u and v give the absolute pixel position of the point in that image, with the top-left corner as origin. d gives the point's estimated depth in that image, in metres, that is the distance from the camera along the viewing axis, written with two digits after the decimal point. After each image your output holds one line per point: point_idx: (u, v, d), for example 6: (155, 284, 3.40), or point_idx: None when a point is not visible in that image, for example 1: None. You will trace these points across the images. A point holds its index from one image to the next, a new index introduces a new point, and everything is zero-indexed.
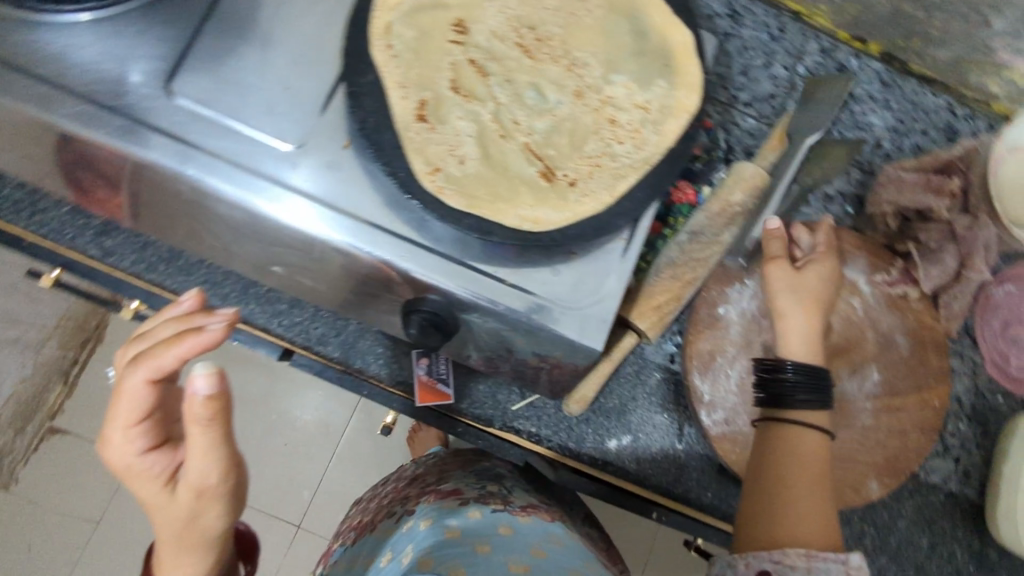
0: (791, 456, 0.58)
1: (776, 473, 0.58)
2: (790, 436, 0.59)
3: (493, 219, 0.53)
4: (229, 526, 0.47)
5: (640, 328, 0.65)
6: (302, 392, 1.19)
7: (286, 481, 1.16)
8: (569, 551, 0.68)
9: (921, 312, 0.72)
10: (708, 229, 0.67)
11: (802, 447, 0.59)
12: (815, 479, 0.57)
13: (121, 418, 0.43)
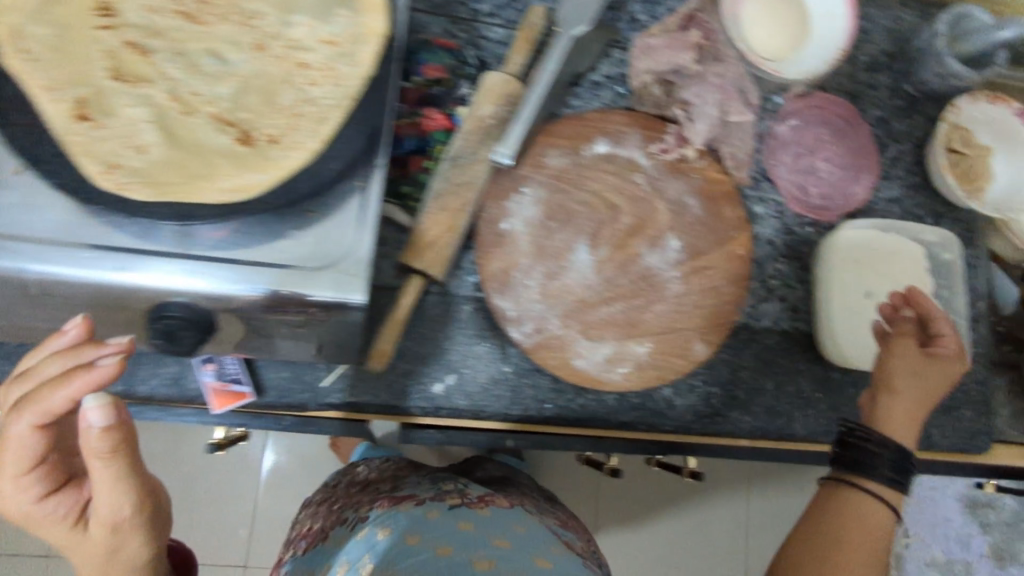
0: (839, 515, 0.61)
1: (864, 520, 0.60)
2: (861, 499, 0.61)
3: (191, 202, 0.50)
4: (156, 551, 0.51)
5: (420, 267, 0.64)
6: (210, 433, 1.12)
7: (218, 525, 1.11)
8: (531, 534, 0.70)
9: (706, 170, 0.72)
10: (464, 150, 0.65)
11: (863, 519, 0.60)
12: (861, 541, 0.60)
13: (10, 469, 0.44)
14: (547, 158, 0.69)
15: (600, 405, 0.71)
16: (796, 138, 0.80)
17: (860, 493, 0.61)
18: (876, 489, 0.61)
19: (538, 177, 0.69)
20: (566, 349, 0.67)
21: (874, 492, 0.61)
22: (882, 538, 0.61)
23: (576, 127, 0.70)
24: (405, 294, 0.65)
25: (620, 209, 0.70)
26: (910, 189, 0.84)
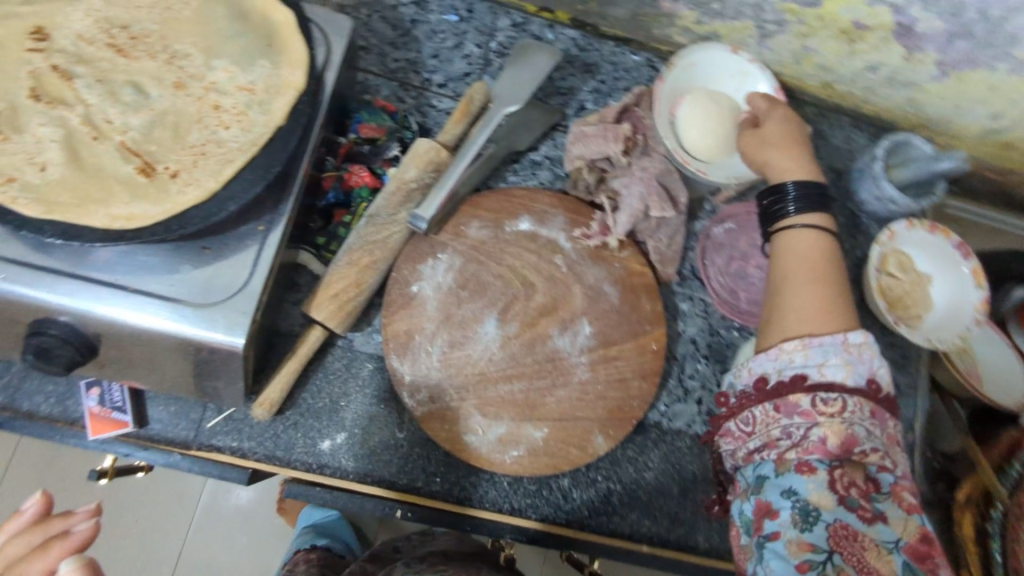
0: (790, 252, 0.64)
1: (790, 252, 0.64)
2: (791, 238, 0.65)
3: (79, 224, 0.49)
4: None
5: (319, 318, 0.63)
6: None
7: (142, 559, 1.05)
8: None
9: (627, 261, 0.73)
10: (383, 210, 0.66)
11: (799, 243, 0.64)
12: (817, 271, 0.62)
13: None
14: (468, 228, 0.70)
15: (492, 488, 0.68)
16: (730, 242, 0.81)
17: (787, 235, 0.65)
18: (801, 221, 0.65)
19: (456, 245, 0.69)
20: (458, 422, 0.64)
21: (803, 221, 0.65)
22: (824, 255, 0.63)
23: (502, 202, 0.72)
24: (302, 343, 0.64)
25: (536, 287, 0.70)
26: None
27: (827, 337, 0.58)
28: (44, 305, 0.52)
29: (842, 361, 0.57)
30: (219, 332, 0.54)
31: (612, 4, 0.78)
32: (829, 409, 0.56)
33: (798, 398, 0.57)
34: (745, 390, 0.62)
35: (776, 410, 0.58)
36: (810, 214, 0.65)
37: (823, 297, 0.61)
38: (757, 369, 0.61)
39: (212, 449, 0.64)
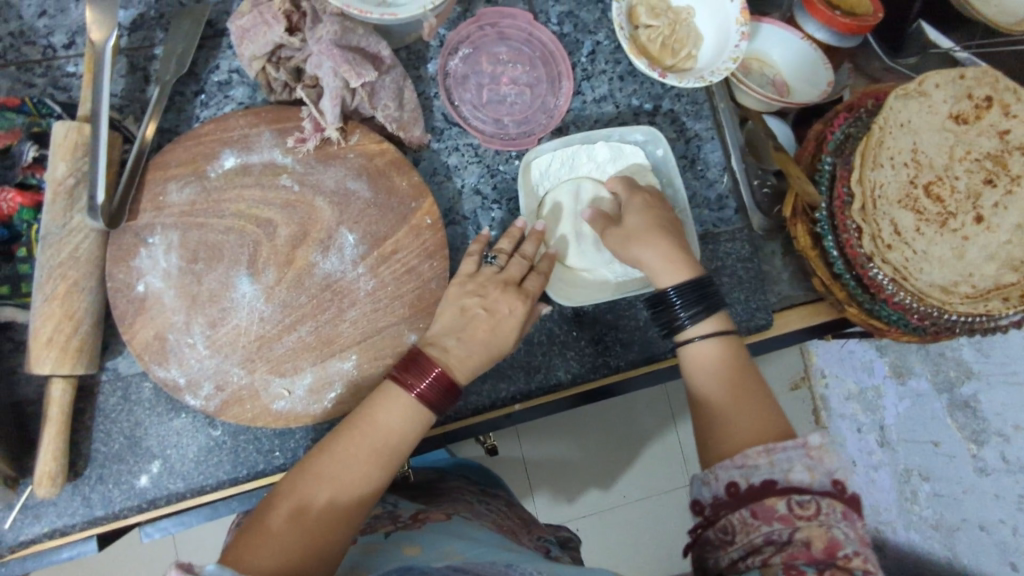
0: (699, 374, 0.59)
1: (701, 377, 0.58)
2: (698, 355, 0.59)
3: None
4: None
5: (48, 372, 0.56)
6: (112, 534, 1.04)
7: None
8: (484, 541, 0.67)
9: (361, 146, 0.64)
10: (52, 225, 0.56)
11: (709, 360, 0.58)
12: (742, 387, 0.56)
13: None
14: (167, 195, 0.60)
15: None
16: (471, 70, 0.73)
17: (689, 351, 0.60)
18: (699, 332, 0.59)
19: (164, 219, 0.60)
20: (259, 396, 0.60)
21: (705, 328, 0.59)
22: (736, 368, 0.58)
23: (190, 146, 0.61)
24: (51, 404, 0.57)
25: (276, 221, 0.62)
26: (618, 80, 0.76)
27: (785, 442, 0.51)
28: None
29: (806, 466, 0.49)
30: None
31: None
32: (807, 515, 0.48)
33: (773, 502, 0.48)
34: (715, 496, 0.52)
35: (752, 516, 0.49)
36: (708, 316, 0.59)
37: (764, 413, 0.54)
38: (724, 476, 0.52)
39: (28, 543, 0.59)
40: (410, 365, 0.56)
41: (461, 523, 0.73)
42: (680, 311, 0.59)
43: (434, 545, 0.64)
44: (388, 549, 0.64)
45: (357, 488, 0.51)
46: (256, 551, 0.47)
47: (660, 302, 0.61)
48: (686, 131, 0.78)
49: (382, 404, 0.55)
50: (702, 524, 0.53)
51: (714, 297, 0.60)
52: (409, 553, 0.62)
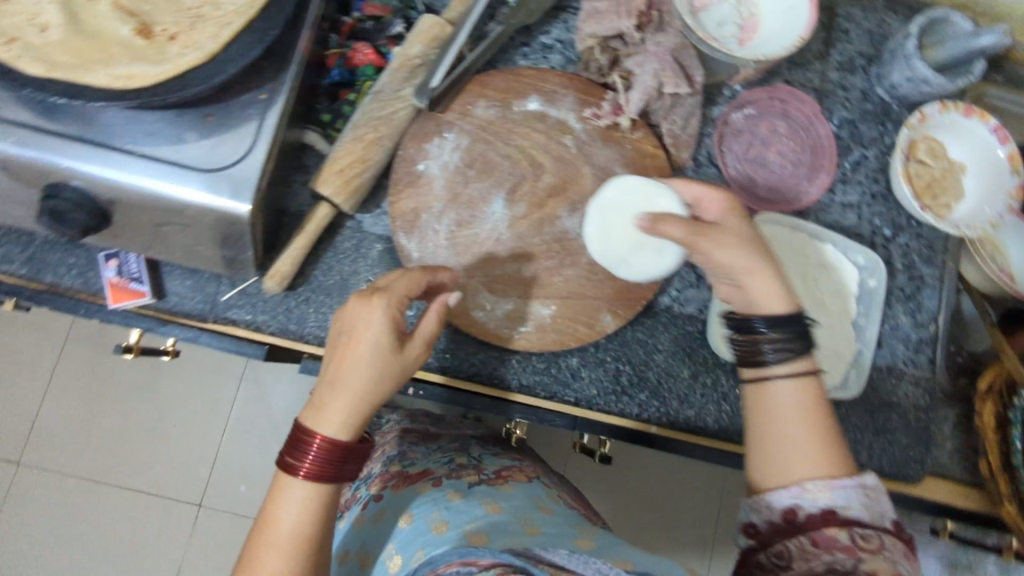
0: (771, 410, 0.54)
1: (766, 417, 0.54)
2: (776, 390, 0.54)
3: (80, 82, 0.51)
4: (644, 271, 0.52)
5: (326, 194, 0.64)
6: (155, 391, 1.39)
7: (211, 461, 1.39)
8: (561, 517, 0.68)
9: (639, 142, 0.71)
10: (388, 87, 0.65)
11: (785, 400, 0.54)
12: (816, 423, 0.53)
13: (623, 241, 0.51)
14: (475, 108, 0.69)
15: (500, 365, 0.70)
16: (749, 129, 0.78)
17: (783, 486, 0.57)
18: (786, 369, 0.54)
19: (463, 124, 0.68)
20: (465, 298, 0.66)
21: (792, 366, 0.54)
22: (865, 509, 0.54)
23: (511, 80, 0.70)
24: (312, 219, 0.65)
25: (545, 167, 0.69)
26: (870, 196, 0.80)
27: (846, 478, 0.51)
28: (58, 168, 0.54)
29: (864, 504, 0.50)
30: (222, 197, 0.56)
31: None
32: (869, 547, 0.48)
33: (835, 532, 0.49)
34: (769, 521, 0.52)
35: (812, 544, 0.49)
36: (800, 353, 0.54)
37: (813, 453, 0.52)
38: (780, 503, 0.51)
39: (227, 322, 0.66)
40: (295, 444, 0.53)
41: (539, 492, 0.75)
42: (764, 344, 0.55)
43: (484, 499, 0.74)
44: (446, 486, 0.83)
45: None
46: None
47: (745, 327, 0.56)
48: (912, 268, 0.79)
49: (285, 498, 0.52)
50: (752, 547, 0.52)
51: (797, 322, 0.55)
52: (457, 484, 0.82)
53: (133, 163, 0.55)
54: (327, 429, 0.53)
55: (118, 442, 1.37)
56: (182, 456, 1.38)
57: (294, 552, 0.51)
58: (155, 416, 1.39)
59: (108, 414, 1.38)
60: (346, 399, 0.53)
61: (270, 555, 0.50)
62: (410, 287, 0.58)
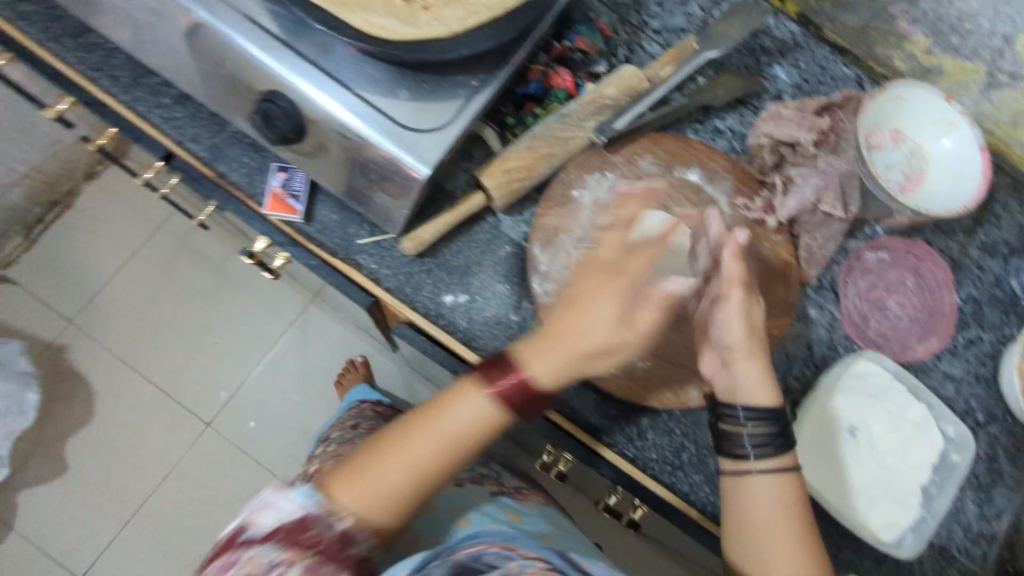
0: (748, 501, 0.59)
1: (750, 511, 0.59)
2: (755, 487, 0.59)
3: (341, 16, 0.57)
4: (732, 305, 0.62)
5: (487, 185, 0.68)
6: (230, 308, 1.62)
7: (207, 380, 1.58)
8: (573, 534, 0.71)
9: (777, 246, 0.73)
10: (575, 114, 0.70)
11: (762, 496, 0.59)
12: (784, 520, 0.58)
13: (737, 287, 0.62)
14: (641, 160, 0.72)
15: (575, 398, 0.71)
16: (879, 271, 0.78)
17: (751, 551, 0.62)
18: (759, 469, 0.59)
19: (625, 170, 0.72)
20: None
21: (766, 465, 0.60)
22: None
23: (682, 148, 0.73)
24: (465, 203, 0.69)
25: None
26: (974, 378, 0.79)
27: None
28: (285, 81, 0.60)
29: None
30: (409, 154, 0.60)
31: (845, 8, 0.79)
32: None
33: None
34: None
35: None
36: (774, 453, 0.60)
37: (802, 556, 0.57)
38: None
39: (353, 263, 0.70)
40: (488, 366, 0.61)
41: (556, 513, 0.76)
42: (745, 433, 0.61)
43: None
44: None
45: (410, 469, 0.58)
46: (344, 495, 0.58)
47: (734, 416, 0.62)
48: (994, 463, 0.78)
49: (453, 402, 0.60)
50: None
51: (786, 440, 0.60)
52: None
53: (346, 102, 0.60)
54: (543, 365, 0.60)
55: (176, 345, 1.59)
56: (221, 376, 1.59)
57: (436, 453, 0.59)
58: (219, 334, 1.60)
59: (185, 315, 1.60)
60: (603, 355, 0.60)
61: (428, 433, 0.59)
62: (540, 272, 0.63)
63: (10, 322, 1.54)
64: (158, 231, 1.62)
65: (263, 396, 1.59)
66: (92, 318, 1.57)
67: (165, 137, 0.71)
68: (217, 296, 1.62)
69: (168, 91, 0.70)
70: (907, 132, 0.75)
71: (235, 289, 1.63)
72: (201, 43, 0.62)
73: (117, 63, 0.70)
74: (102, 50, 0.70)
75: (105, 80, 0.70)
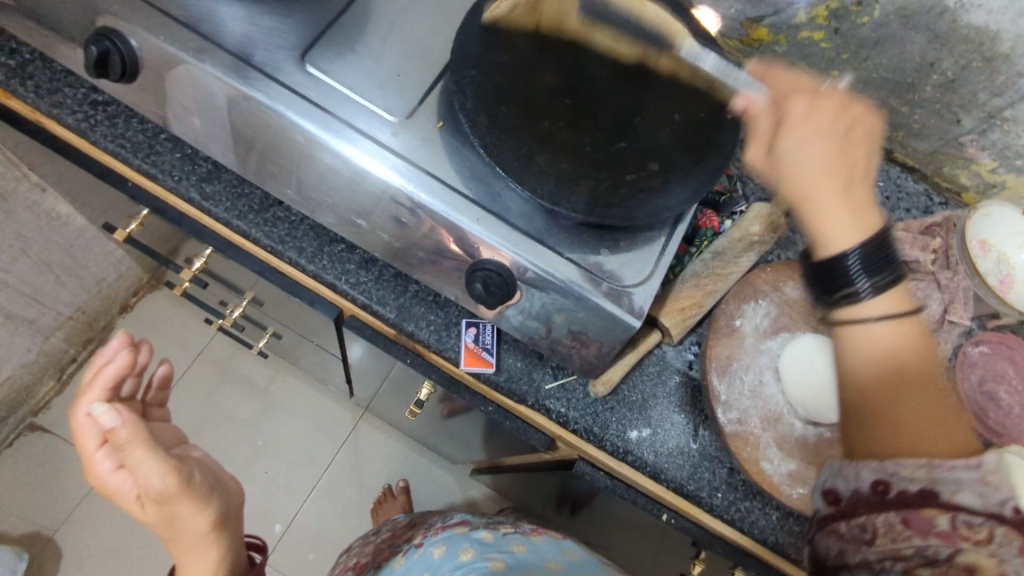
0: (859, 344, 0.57)
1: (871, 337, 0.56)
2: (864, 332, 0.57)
3: (563, 194, 0.62)
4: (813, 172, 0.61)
5: (665, 324, 0.74)
6: (278, 430, 1.56)
7: (263, 512, 1.49)
8: None
9: None
10: (729, 251, 0.77)
11: (877, 340, 0.56)
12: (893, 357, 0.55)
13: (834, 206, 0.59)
14: (786, 288, 0.79)
15: (762, 518, 0.73)
16: (985, 365, 0.87)
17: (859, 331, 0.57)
18: (880, 314, 0.56)
19: (774, 296, 0.78)
20: (758, 449, 0.72)
21: (881, 305, 0.56)
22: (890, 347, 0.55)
23: None
24: (645, 341, 0.75)
25: None
26: None
27: (957, 462, 0.50)
28: (498, 247, 0.64)
29: (976, 491, 0.49)
30: (620, 309, 0.64)
31: (917, 137, 0.91)
32: (974, 538, 0.49)
33: (932, 517, 0.50)
34: (856, 492, 0.55)
35: (902, 523, 0.51)
36: (887, 290, 0.56)
37: (939, 406, 0.54)
38: (869, 477, 0.53)
39: (543, 408, 0.73)
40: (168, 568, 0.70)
41: None
42: (858, 280, 0.57)
43: (527, 562, 0.84)
44: (477, 553, 0.84)
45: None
46: None
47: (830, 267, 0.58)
48: None
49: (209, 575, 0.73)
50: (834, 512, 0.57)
51: (894, 266, 0.57)
52: (483, 555, 0.83)
53: (553, 264, 0.64)
54: None
55: None
56: (274, 503, 1.50)
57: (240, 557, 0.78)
58: (270, 461, 1.53)
59: (229, 443, 1.52)
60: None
61: None
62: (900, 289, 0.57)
63: (39, 475, 1.40)
64: (198, 360, 1.58)
65: (318, 525, 1.51)
66: None
67: (350, 300, 0.73)
68: (263, 421, 1.56)
69: (352, 256, 0.73)
70: (994, 242, 0.81)
71: (282, 414, 1.58)
72: (403, 213, 0.65)
73: (301, 235, 0.72)
74: (285, 223, 0.72)
75: (289, 249, 0.72)
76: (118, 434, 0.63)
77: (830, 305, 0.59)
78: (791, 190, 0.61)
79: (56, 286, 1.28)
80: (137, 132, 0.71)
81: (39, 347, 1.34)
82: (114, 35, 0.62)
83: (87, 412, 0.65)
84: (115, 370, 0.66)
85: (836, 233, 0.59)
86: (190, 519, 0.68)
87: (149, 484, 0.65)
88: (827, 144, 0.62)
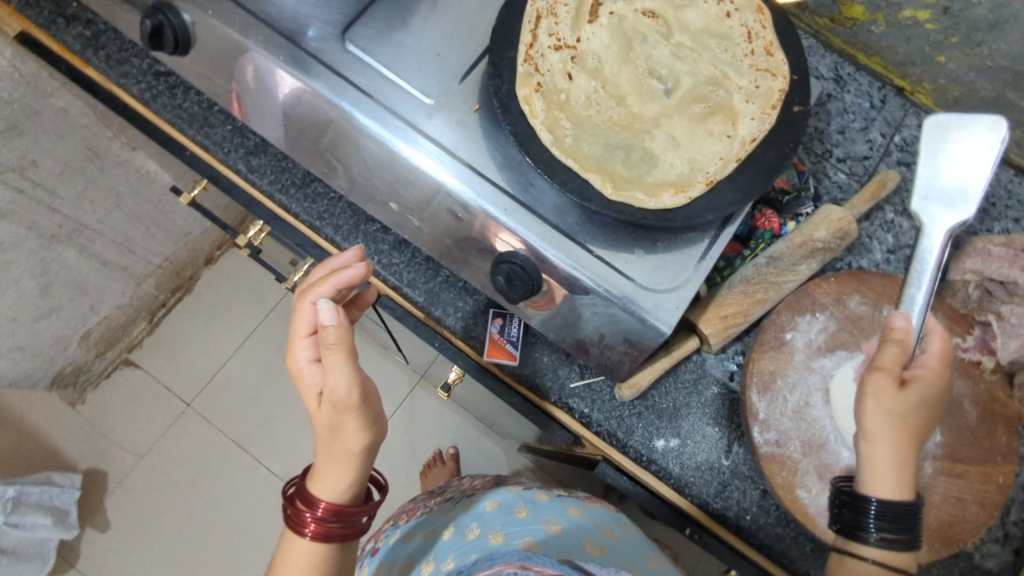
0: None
1: None
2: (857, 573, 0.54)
3: (596, 188, 0.58)
4: (883, 423, 0.55)
5: (704, 331, 0.69)
6: None
7: None
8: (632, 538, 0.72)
9: (993, 386, 0.71)
10: (786, 257, 0.71)
11: None
12: None
13: (882, 463, 0.55)
14: (850, 301, 0.71)
15: (794, 547, 0.69)
16: None
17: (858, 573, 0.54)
18: (875, 558, 0.53)
19: (835, 310, 0.71)
20: (796, 475, 0.66)
21: (882, 556, 0.54)
22: None
23: (890, 287, 0.71)
24: (680, 347, 0.70)
25: None
26: None
27: None
28: (525, 240, 0.61)
29: None
30: (648, 313, 0.60)
31: None
32: None
33: None
34: None
35: None
36: (893, 549, 0.54)
37: None
38: None
39: (565, 406, 0.71)
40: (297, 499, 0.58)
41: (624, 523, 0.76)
42: (870, 524, 0.54)
43: (586, 525, 0.70)
44: (531, 514, 0.70)
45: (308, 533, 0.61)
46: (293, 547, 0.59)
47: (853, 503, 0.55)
48: None
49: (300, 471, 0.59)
50: None
51: (910, 532, 0.53)
52: (538, 516, 0.69)
53: (579, 262, 0.60)
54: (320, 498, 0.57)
55: (285, 425, 1.56)
56: None
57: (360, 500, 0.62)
58: None
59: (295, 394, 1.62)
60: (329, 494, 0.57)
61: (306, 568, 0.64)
62: (904, 517, 0.53)
63: (129, 405, 1.55)
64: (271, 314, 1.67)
65: None
66: (207, 402, 1.56)
67: (381, 280, 0.74)
68: None
69: (386, 237, 0.74)
70: None
71: None
72: (432, 198, 0.63)
73: (339, 213, 0.73)
74: (324, 199, 0.74)
75: (327, 227, 0.73)
76: (328, 333, 0.53)
77: (840, 531, 0.56)
78: (860, 428, 0.56)
79: (146, 237, 1.38)
80: (193, 103, 0.74)
81: (132, 292, 1.46)
82: (169, 10, 0.63)
83: (310, 298, 0.56)
84: (352, 274, 0.57)
85: (872, 479, 0.55)
86: (351, 437, 0.55)
87: (334, 387, 0.54)
88: (899, 427, 0.54)
